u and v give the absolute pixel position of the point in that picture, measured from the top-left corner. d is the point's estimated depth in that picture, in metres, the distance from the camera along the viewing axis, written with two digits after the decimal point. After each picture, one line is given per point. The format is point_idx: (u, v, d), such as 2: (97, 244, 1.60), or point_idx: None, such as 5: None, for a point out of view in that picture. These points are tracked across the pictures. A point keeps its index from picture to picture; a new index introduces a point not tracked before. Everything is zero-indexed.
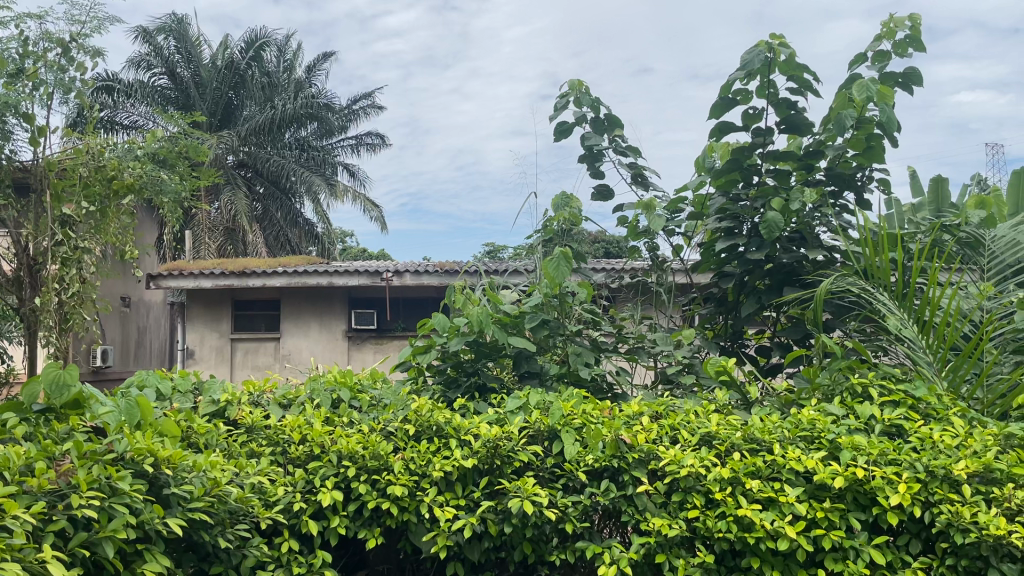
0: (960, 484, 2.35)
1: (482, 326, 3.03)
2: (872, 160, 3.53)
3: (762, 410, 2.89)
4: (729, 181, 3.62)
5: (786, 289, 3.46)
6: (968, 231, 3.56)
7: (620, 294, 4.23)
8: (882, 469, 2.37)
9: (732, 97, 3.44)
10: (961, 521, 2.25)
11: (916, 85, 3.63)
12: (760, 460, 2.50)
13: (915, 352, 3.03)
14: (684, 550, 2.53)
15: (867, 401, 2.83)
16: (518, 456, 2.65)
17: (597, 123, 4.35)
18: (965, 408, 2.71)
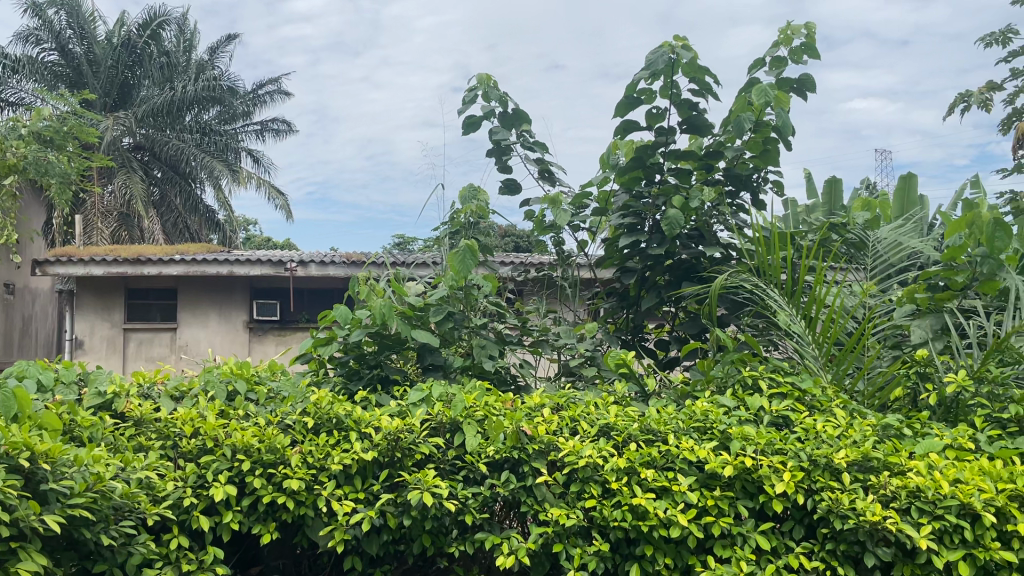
0: (840, 472, 2.47)
1: (385, 319, 3.00)
2: (768, 163, 3.66)
3: (659, 402, 2.98)
4: (632, 179, 3.69)
5: (685, 285, 3.57)
6: (855, 232, 3.76)
7: (525, 288, 4.25)
8: (769, 459, 2.48)
9: (637, 96, 3.50)
10: (841, 507, 2.36)
11: (811, 91, 3.79)
12: (655, 450, 2.59)
13: (802, 347, 3.17)
14: (581, 539, 2.57)
15: (757, 392, 2.95)
16: (419, 448, 2.63)
17: (505, 118, 4.37)
18: (846, 400, 2.85)
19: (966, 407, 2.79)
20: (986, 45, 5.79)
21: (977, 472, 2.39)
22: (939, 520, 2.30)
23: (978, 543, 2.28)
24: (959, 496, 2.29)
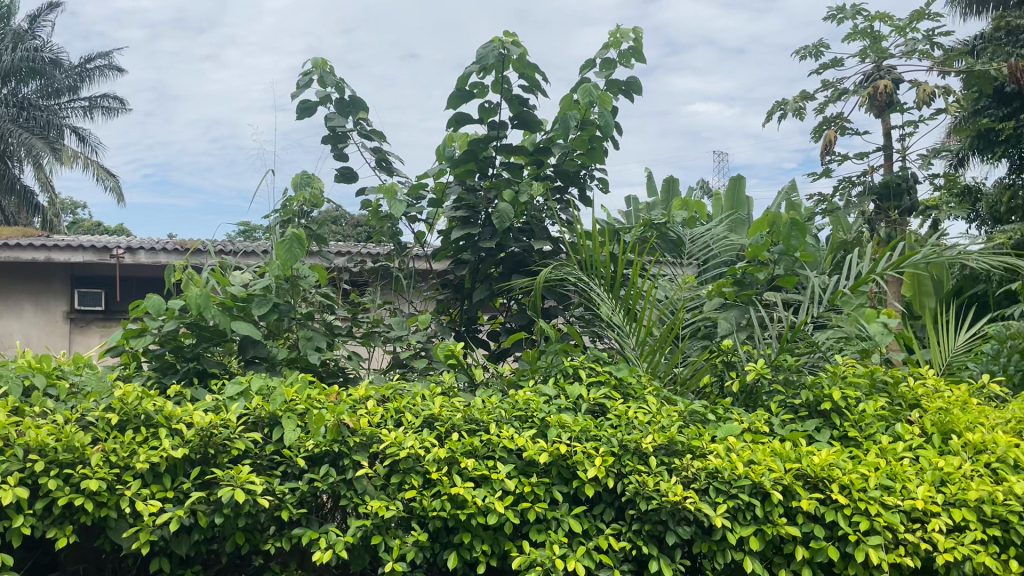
0: (648, 456, 2.60)
1: (201, 309, 2.88)
2: (594, 161, 3.80)
3: (484, 393, 3.04)
4: (465, 172, 3.73)
5: (515, 277, 3.66)
6: (674, 230, 4.08)
7: (361, 279, 4.21)
8: (582, 445, 2.58)
9: (469, 90, 3.54)
10: (646, 489, 2.48)
11: (637, 94, 3.95)
12: (476, 440, 2.64)
13: (623, 338, 3.38)
14: (400, 530, 2.57)
15: (577, 381, 3.06)
16: (234, 444, 2.54)
17: (341, 105, 4.30)
18: (658, 388, 3.02)
19: (764, 393, 3.00)
20: (801, 56, 6.23)
21: (769, 453, 2.55)
22: (732, 499, 2.45)
23: (767, 519, 2.43)
24: (751, 476, 2.45)
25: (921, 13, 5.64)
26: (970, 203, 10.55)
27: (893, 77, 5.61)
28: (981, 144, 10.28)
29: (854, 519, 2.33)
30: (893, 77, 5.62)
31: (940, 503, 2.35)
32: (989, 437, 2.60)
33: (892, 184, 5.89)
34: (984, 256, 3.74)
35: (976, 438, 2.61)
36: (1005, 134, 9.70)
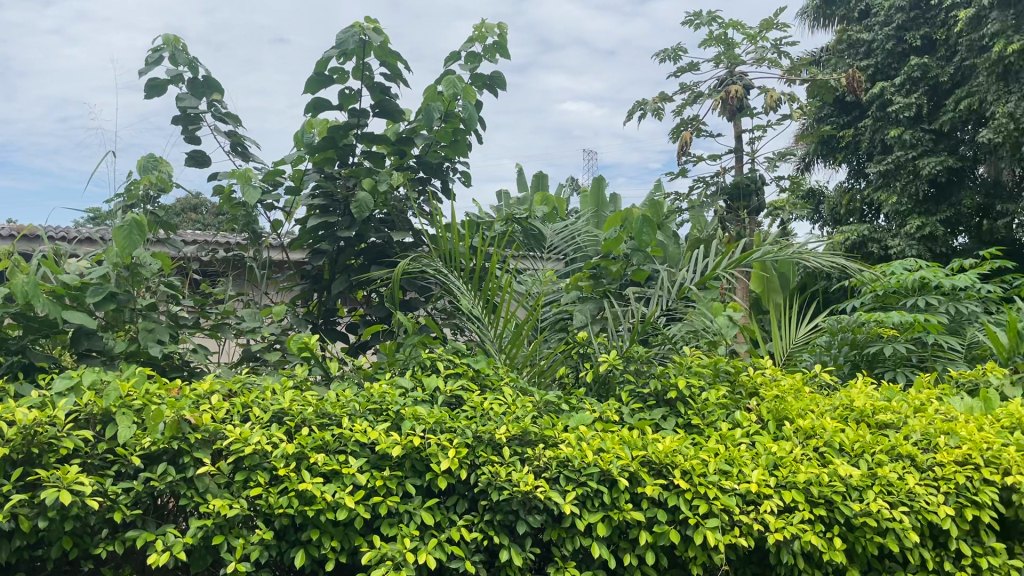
0: (501, 447, 2.60)
1: (28, 297, 2.65)
2: (457, 153, 3.78)
3: (338, 386, 2.96)
4: (324, 159, 3.63)
5: (374, 268, 3.61)
6: (535, 224, 4.14)
7: (212, 269, 4.07)
8: (437, 436, 2.55)
9: (328, 75, 3.44)
10: (498, 480, 2.47)
11: (502, 89, 3.95)
12: (327, 434, 2.57)
13: (482, 330, 3.39)
14: (245, 529, 2.47)
15: (434, 373, 3.04)
16: (61, 443, 2.36)
17: (194, 85, 4.09)
18: (514, 379, 3.05)
19: (616, 383, 3.08)
20: (661, 59, 6.45)
21: (617, 442, 2.59)
22: (582, 487, 2.46)
23: (614, 505, 2.43)
24: (600, 463, 2.46)
25: (770, 23, 5.95)
26: (814, 205, 11.29)
27: (744, 83, 5.92)
28: (824, 150, 11.01)
29: (695, 503, 2.34)
30: (744, 83, 5.92)
31: (773, 486, 2.40)
32: (817, 423, 2.74)
33: (742, 185, 6.20)
34: (821, 256, 3.97)
35: (807, 424, 2.74)
36: (845, 140, 10.42)
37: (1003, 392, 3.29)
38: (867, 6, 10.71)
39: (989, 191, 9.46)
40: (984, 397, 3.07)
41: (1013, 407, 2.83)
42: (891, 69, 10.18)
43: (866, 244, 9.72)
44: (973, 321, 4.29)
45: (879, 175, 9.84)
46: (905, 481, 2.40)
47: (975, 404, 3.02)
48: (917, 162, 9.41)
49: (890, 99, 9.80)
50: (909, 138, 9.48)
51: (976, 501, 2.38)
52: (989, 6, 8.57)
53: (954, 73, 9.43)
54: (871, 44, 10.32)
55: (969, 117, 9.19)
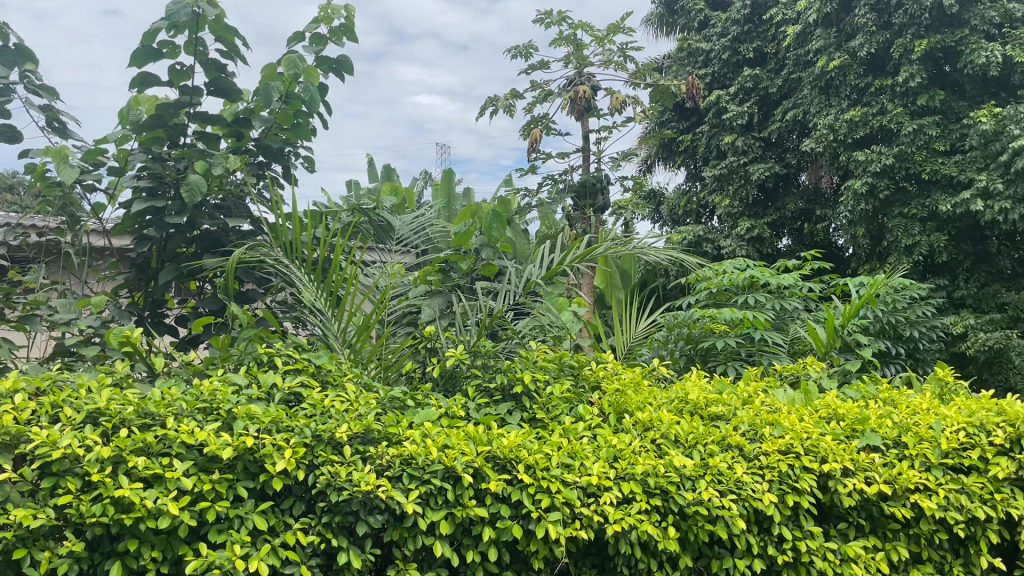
0: (342, 446, 2.50)
1: None
2: (299, 137, 3.62)
3: (165, 384, 2.75)
4: (152, 139, 3.38)
5: (207, 257, 3.38)
6: (382, 215, 4.04)
7: (21, 254, 3.71)
8: (271, 437, 2.40)
9: (157, 48, 3.19)
10: (337, 480, 2.35)
11: (348, 73, 3.82)
12: (149, 435, 2.38)
13: (325, 325, 3.26)
14: (51, 542, 2.24)
15: (272, 370, 2.88)
16: None
17: (4, 53, 3.69)
18: (357, 374, 2.95)
19: (462, 378, 3.04)
20: (512, 56, 6.48)
21: (462, 437, 2.53)
22: (425, 484, 2.38)
23: (458, 502, 2.37)
24: (444, 460, 2.39)
25: (617, 26, 6.11)
26: (654, 205, 11.76)
27: (591, 84, 6.06)
28: (664, 153, 11.49)
29: (537, 497, 2.32)
30: (591, 83, 6.06)
31: (613, 478, 2.44)
32: (655, 415, 2.81)
33: (589, 184, 6.34)
34: (661, 252, 4.11)
35: (645, 416, 2.81)
36: (683, 144, 10.92)
37: (820, 384, 3.54)
38: (706, 17, 11.27)
39: (810, 197, 10.15)
40: (805, 390, 3.27)
41: (829, 398, 3.03)
42: (726, 79, 10.76)
43: (701, 244, 10.21)
44: (796, 317, 4.65)
45: (714, 179, 10.37)
46: (735, 470, 2.50)
47: (796, 396, 3.22)
48: (748, 167, 10.00)
49: (725, 107, 10.36)
50: (741, 144, 10.04)
51: (797, 488, 2.52)
52: (812, 25, 9.21)
53: (782, 86, 10.09)
54: (709, 53, 10.87)
55: (793, 127, 9.85)
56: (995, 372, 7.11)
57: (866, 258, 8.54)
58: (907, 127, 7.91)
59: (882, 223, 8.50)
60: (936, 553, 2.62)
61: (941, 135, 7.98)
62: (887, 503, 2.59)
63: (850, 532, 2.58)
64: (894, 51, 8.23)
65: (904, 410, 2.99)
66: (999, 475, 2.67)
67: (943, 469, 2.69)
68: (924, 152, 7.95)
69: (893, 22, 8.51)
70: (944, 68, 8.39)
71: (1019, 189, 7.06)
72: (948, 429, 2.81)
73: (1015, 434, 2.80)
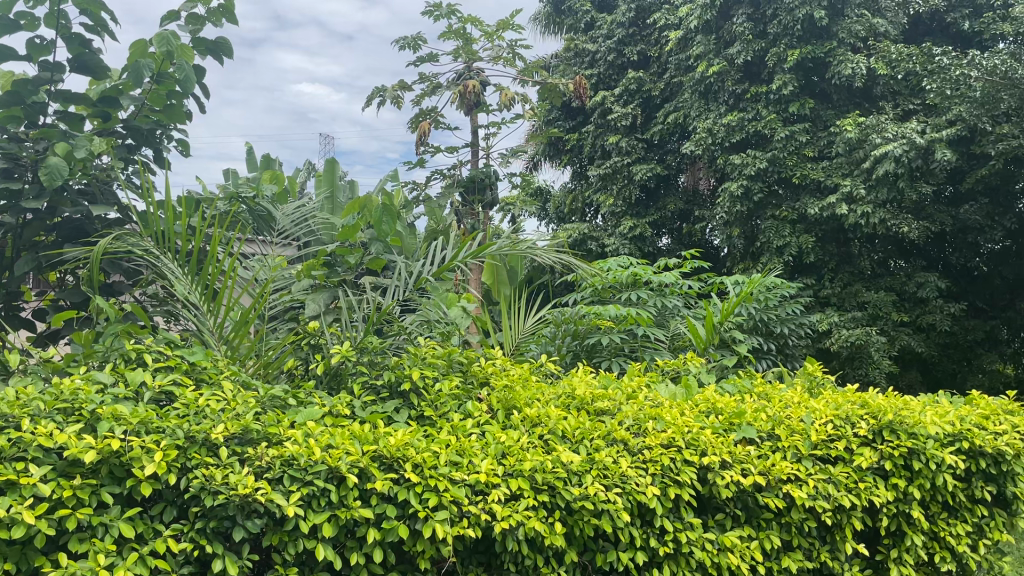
0: (218, 448, 2.37)
1: None
2: (171, 120, 3.42)
3: (20, 382, 2.53)
4: (7, 117, 3.12)
5: (69, 246, 3.15)
6: (262, 205, 3.88)
7: None
8: (140, 439, 2.25)
9: (13, 19, 2.95)
10: (213, 483, 2.22)
11: (228, 56, 3.64)
12: (2, 439, 2.18)
13: (200, 319, 3.09)
14: None
15: (142, 367, 2.71)
16: None
17: None
18: (235, 372, 2.81)
19: (347, 375, 2.96)
20: (400, 47, 6.37)
21: (347, 437, 2.45)
22: (307, 486, 2.28)
23: (341, 504, 2.28)
24: (328, 460, 2.30)
25: (506, 23, 6.12)
26: (541, 202, 11.90)
27: (481, 79, 6.04)
28: (550, 151, 11.62)
29: (424, 496, 2.27)
30: (481, 78, 6.04)
31: (500, 474, 2.41)
32: (543, 411, 2.82)
33: (477, 179, 6.23)
34: (549, 251, 4.14)
35: (533, 412, 2.81)
36: (570, 143, 11.09)
37: (699, 379, 3.65)
38: (592, 19, 11.48)
39: (688, 198, 10.48)
40: (685, 384, 3.36)
41: (708, 394, 3.14)
42: (611, 80, 11.00)
43: (586, 241, 10.40)
44: (676, 314, 4.79)
45: (598, 177, 10.57)
46: (619, 465, 2.53)
47: (678, 390, 3.31)
48: (631, 168, 10.24)
49: (610, 108, 10.59)
50: (625, 145, 10.28)
51: (678, 481, 2.58)
52: (693, 31, 9.52)
53: (664, 89, 10.38)
54: (595, 54, 11.08)
55: (674, 130, 10.17)
56: (856, 366, 7.56)
57: (740, 257, 8.90)
58: (779, 134, 8.32)
59: (755, 224, 8.87)
60: (805, 540, 2.74)
61: (809, 142, 8.44)
62: (762, 493, 2.69)
63: (727, 522, 2.66)
64: (769, 60, 8.61)
65: (777, 404, 3.11)
66: (863, 464, 2.82)
67: (812, 460, 2.82)
68: (795, 158, 8.36)
69: (768, 32, 8.90)
70: (813, 78, 8.84)
71: (879, 195, 7.53)
72: (817, 421, 2.95)
73: (877, 426, 2.97)
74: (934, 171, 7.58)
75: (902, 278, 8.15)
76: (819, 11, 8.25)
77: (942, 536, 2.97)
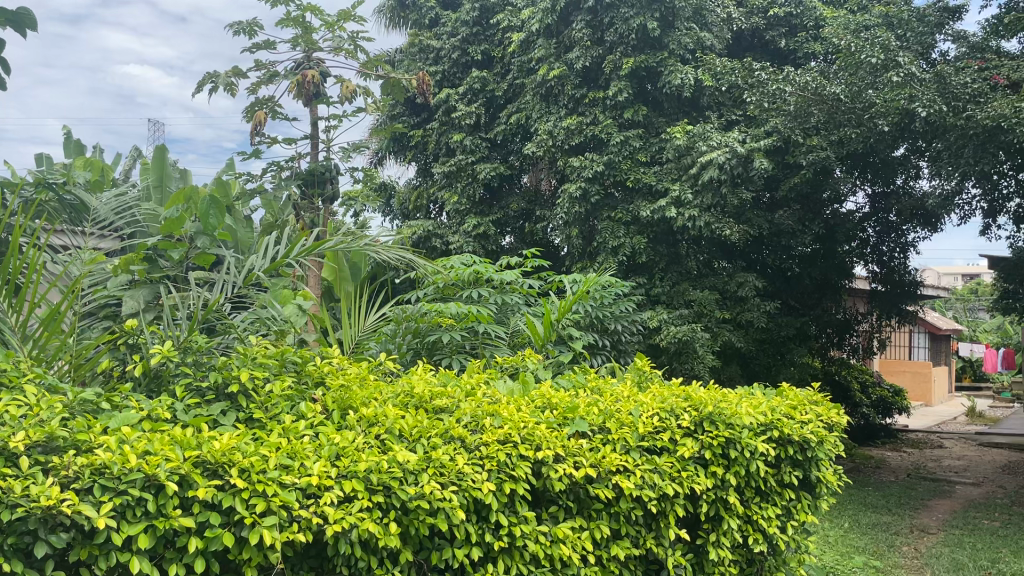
0: (18, 458, 2.16)
1: None
2: None
3: None
4: None
5: None
6: (74, 194, 3.60)
7: None
8: None
9: None
10: (12, 496, 2.02)
11: (31, 30, 3.34)
12: None
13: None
14: None
15: None
16: None
17: None
18: (39, 375, 2.57)
19: (169, 377, 2.80)
20: (234, 32, 6.08)
21: (167, 443, 2.30)
22: (120, 496, 2.12)
23: (160, 514, 2.14)
24: (144, 468, 2.15)
25: (348, 14, 5.98)
26: (385, 197, 11.78)
27: (321, 69, 5.87)
28: (395, 146, 11.50)
29: (251, 502, 2.18)
30: (320, 69, 5.87)
31: (333, 476, 2.35)
32: (380, 410, 2.77)
33: (317, 172, 6.04)
34: (390, 248, 4.08)
35: (369, 412, 2.75)
36: (414, 139, 11.03)
37: (536, 374, 3.72)
38: (436, 15, 11.48)
39: (530, 198, 10.65)
40: (522, 380, 3.42)
41: (544, 389, 3.21)
42: (455, 78, 10.99)
43: (431, 239, 10.38)
44: (516, 311, 4.86)
45: (443, 175, 10.54)
46: (455, 462, 2.54)
47: (515, 387, 3.36)
48: (475, 166, 10.28)
49: (454, 106, 10.60)
50: (469, 143, 10.32)
51: (513, 476, 2.62)
52: (534, 34, 9.71)
53: (507, 89, 10.53)
54: (439, 51, 11.05)
55: (517, 131, 10.32)
56: (682, 361, 8.00)
57: (578, 257, 9.16)
58: (615, 138, 8.64)
59: (592, 225, 9.17)
60: (632, 528, 2.87)
61: (643, 148, 8.82)
62: (592, 485, 2.79)
63: (560, 515, 2.74)
64: (605, 66, 8.93)
65: (609, 398, 3.23)
66: (686, 454, 2.99)
67: (640, 451, 2.95)
68: (629, 162, 8.71)
69: (605, 40, 9.22)
70: (646, 86, 9.21)
71: (704, 199, 7.98)
72: (644, 414, 3.08)
73: (698, 417, 3.14)
74: (753, 179, 8.03)
75: (724, 278, 8.71)
76: (652, 22, 8.65)
77: (755, 519, 3.19)
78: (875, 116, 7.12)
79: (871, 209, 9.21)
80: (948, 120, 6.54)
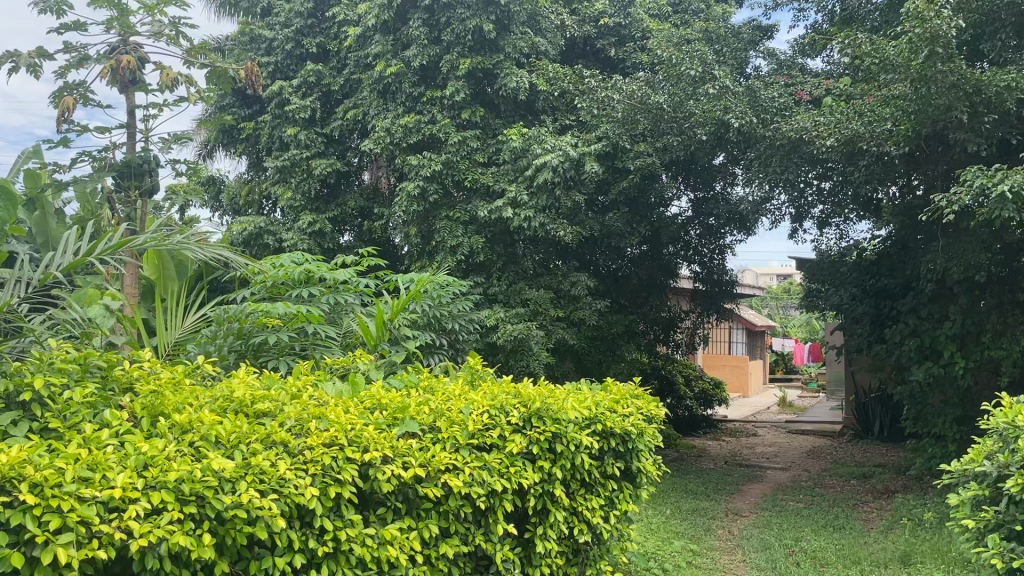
0: None
1: None
2: None
3: None
4: None
5: None
6: None
7: None
8: None
9: None
10: None
11: None
12: None
13: None
14: None
15: None
16: None
17: None
18: None
19: None
20: (39, 10, 5.59)
21: None
22: None
23: None
24: None
25: None
26: (214, 192, 11.23)
27: (138, 55, 5.51)
28: (225, 138, 10.99)
29: (45, 519, 2.01)
30: (138, 55, 5.51)
31: (141, 488, 2.21)
32: (195, 416, 2.63)
33: (133, 163, 5.60)
34: (208, 248, 3.87)
35: (183, 418, 2.61)
36: (244, 132, 10.57)
37: (367, 375, 3.67)
38: (269, 5, 11.12)
39: (368, 197, 10.47)
40: (351, 381, 3.36)
41: (374, 389, 3.16)
42: (289, 70, 10.65)
43: (263, 236, 10.00)
44: (349, 311, 4.76)
45: (276, 170, 10.18)
46: (277, 468, 2.45)
47: (344, 388, 3.29)
48: (310, 162, 9.94)
49: (287, 99, 10.22)
50: (303, 138, 9.98)
51: (338, 479, 2.56)
52: (371, 30, 9.59)
53: (343, 84, 10.33)
54: (271, 42, 10.68)
55: (354, 127, 10.14)
56: (518, 358, 8.15)
57: (417, 256, 9.11)
58: (452, 138, 8.66)
59: (431, 224, 9.09)
60: (461, 526, 2.89)
61: (480, 148, 8.90)
62: (420, 485, 2.78)
63: (388, 516, 2.71)
64: (442, 66, 8.93)
65: (439, 397, 3.23)
66: (513, 450, 3.05)
67: (469, 449, 2.97)
68: (466, 162, 8.78)
69: (442, 39, 9.22)
70: (484, 88, 9.26)
71: (539, 200, 8.16)
72: (474, 411, 3.11)
73: (527, 414, 3.21)
74: (584, 181, 8.29)
75: (559, 278, 8.96)
76: (488, 24, 8.74)
77: (579, 510, 3.31)
78: (695, 125, 7.53)
79: (694, 213, 9.74)
80: (758, 131, 7.10)
